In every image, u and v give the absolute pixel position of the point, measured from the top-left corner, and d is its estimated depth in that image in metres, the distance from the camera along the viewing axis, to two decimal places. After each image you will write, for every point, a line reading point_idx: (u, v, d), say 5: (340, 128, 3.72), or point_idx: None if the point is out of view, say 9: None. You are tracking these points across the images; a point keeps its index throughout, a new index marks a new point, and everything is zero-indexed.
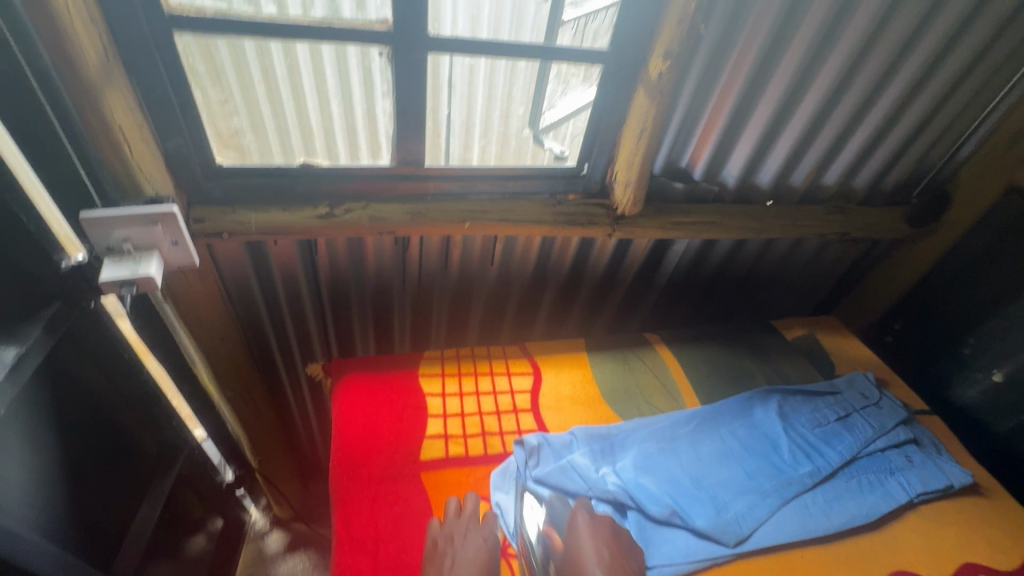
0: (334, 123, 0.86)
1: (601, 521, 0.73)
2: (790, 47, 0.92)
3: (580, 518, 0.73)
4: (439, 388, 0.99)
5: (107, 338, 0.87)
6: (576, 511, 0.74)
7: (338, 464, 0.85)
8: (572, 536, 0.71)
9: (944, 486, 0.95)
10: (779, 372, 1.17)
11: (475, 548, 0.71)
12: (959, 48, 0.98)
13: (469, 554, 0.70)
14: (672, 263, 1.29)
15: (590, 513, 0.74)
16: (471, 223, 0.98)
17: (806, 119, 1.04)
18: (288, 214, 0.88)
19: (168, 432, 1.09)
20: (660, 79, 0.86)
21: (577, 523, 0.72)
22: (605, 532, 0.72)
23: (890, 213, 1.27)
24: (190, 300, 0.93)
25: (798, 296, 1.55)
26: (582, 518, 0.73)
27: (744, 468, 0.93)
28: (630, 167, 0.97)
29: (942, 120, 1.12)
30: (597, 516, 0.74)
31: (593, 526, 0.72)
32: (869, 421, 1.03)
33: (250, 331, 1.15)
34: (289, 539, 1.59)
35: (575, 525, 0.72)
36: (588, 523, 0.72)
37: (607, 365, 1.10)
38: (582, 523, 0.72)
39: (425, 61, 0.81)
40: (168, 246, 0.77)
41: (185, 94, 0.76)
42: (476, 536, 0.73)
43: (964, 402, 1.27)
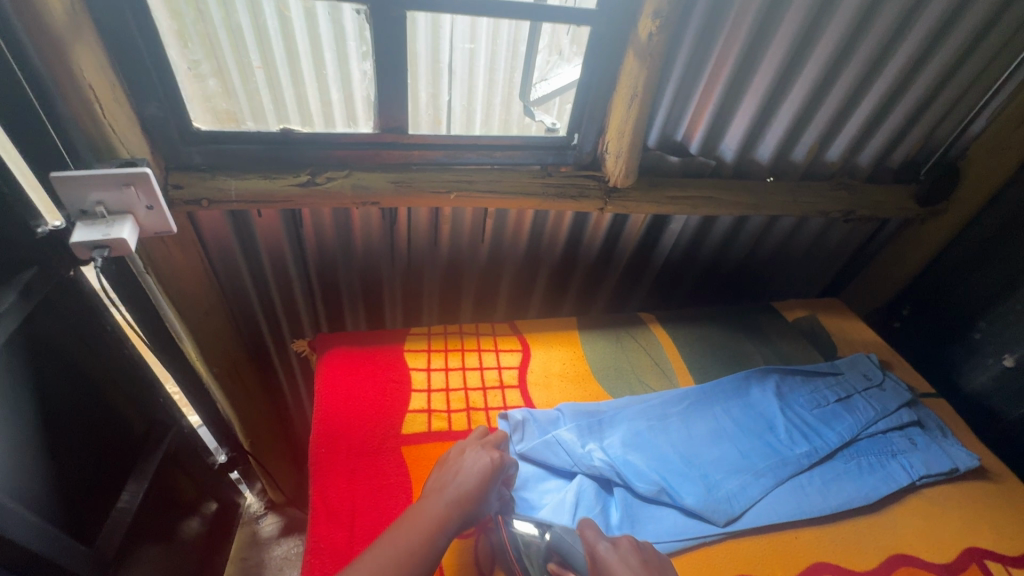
0: (315, 87, 0.85)
1: (625, 547, 0.64)
2: (788, 11, 0.89)
3: (602, 551, 0.63)
4: (424, 363, 0.97)
5: (89, 310, 0.86)
6: (595, 545, 0.64)
7: (318, 437, 0.83)
8: (601, 571, 0.62)
9: (948, 468, 0.91)
10: (778, 353, 1.13)
11: (484, 460, 0.73)
12: (968, 14, 0.94)
13: (479, 464, 0.72)
14: (669, 242, 1.25)
15: (611, 542, 0.65)
16: (457, 194, 0.96)
17: (806, 91, 1.00)
18: (270, 182, 0.87)
19: (156, 409, 1.08)
20: (650, 40, 0.83)
21: (602, 556, 0.63)
22: (637, 558, 0.63)
23: (896, 191, 1.23)
24: (171, 270, 0.92)
25: (802, 280, 1.50)
26: (603, 548, 0.64)
27: (737, 448, 0.89)
28: (622, 136, 0.95)
29: (950, 94, 1.07)
30: (620, 541, 0.65)
31: (620, 556, 0.62)
32: (871, 402, 0.99)
33: (238, 307, 1.14)
34: (283, 523, 1.57)
35: (599, 560, 0.63)
36: (613, 554, 0.63)
37: (598, 344, 1.08)
38: (607, 555, 0.63)
39: (404, 20, 0.80)
40: (144, 210, 0.75)
41: (159, 55, 0.75)
42: (489, 450, 0.75)
43: (973, 389, 1.21)
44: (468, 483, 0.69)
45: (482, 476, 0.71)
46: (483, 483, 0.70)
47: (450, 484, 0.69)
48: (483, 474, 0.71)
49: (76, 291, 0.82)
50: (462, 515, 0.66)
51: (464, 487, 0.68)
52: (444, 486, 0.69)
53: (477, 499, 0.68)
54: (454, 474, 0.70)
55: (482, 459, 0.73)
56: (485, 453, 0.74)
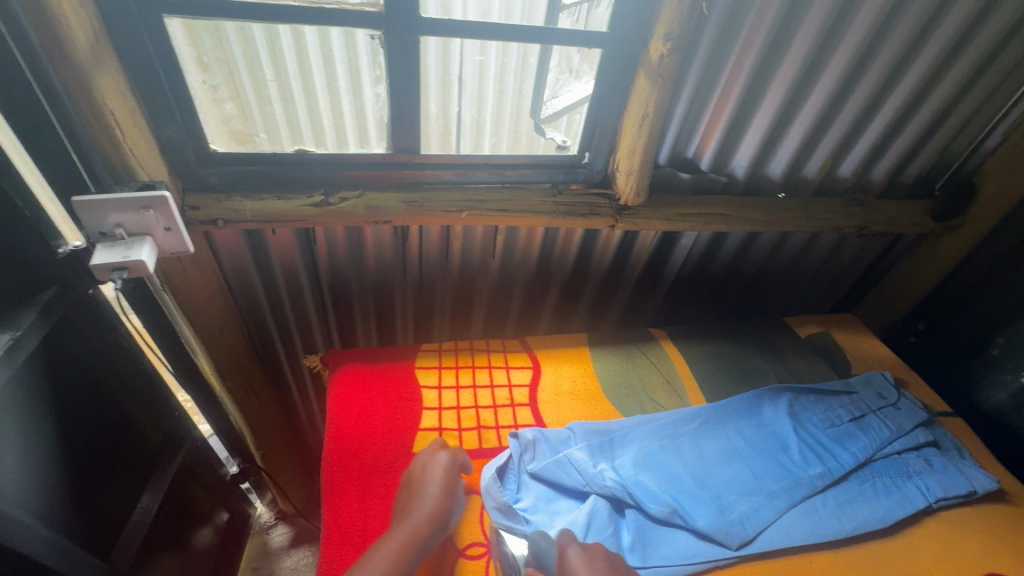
0: (333, 110, 0.86)
1: (595, 552, 0.66)
2: (800, 30, 0.89)
3: (570, 552, 0.66)
4: (435, 381, 0.97)
5: (106, 329, 0.86)
6: (565, 547, 0.67)
7: (331, 455, 0.84)
8: (565, 572, 0.64)
9: (966, 491, 0.89)
10: (791, 370, 1.12)
11: (438, 475, 0.76)
12: (982, 31, 0.93)
13: (434, 479, 0.75)
14: (680, 258, 1.25)
15: (582, 547, 0.67)
16: (468, 213, 0.97)
17: (818, 108, 1.00)
18: (285, 202, 0.88)
19: (171, 422, 1.09)
20: (661, 62, 0.84)
21: (569, 560, 0.65)
22: (603, 564, 0.65)
23: (909, 206, 1.22)
24: (188, 288, 0.93)
25: (815, 294, 1.49)
26: (572, 550, 0.66)
27: (750, 468, 0.89)
28: (632, 155, 0.96)
29: (964, 109, 1.06)
30: (590, 547, 0.67)
31: (587, 559, 0.65)
32: (886, 422, 0.98)
33: (252, 322, 1.15)
34: (293, 534, 1.58)
35: (567, 561, 0.65)
36: (580, 557, 0.65)
37: (610, 360, 1.08)
38: (574, 558, 0.65)
39: (418, 45, 0.81)
40: (162, 232, 0.76)
41: (179, 81, 0.77)
42: (441, 460, 0.78)
43: (991, 406, 1.19)
44: (429, 495, 0.72)
45: (440, 485, 0.74)
46: (439, 493, 0.73)
47: (415, 502, 0.72)
48: (441, 484, 0.74)
49: (96, 309, 0.83)
50: (434, 524, 0.69)
51: (427, 503, 0.71)
52: (408, 505, 0.72)
53: (443, 511, 0.71)
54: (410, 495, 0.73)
55: (436, 471, 0.77)
56: (439, 462, 0.78)
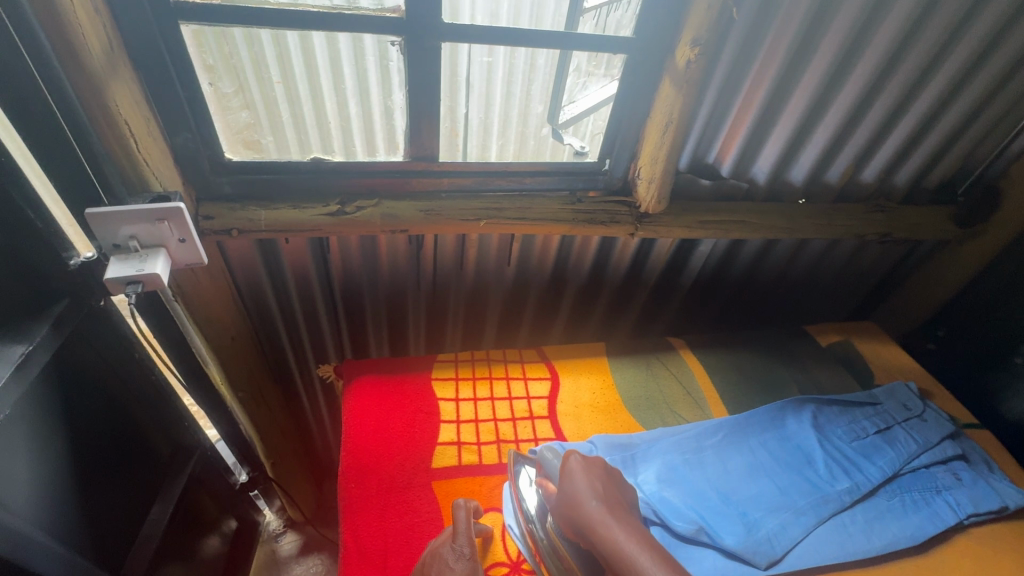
0: (349, 116, 0.84)
1: (593, 462, 0.71)
2: (827, 34, 0.86)
3: (572, 458, 0.70)
4: (452, 393, 0.96)
5: (121, 343, 0.85)
6: (568, 454, 0.72)
7: (348, 470, 0.82)
8: (565, 474, 0.69)
9: (997, 507, 0.87)
10: (813, 380, 1.10)
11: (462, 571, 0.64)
12: (1012, 34, 0.91)
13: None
14: (697, 264, 1.23)
15: (583, 455, 0.72)
16: (486, 221, 0.95)
17: (843, 113, 0.97)
18: (300, 212, 0.86)
19: (181, 432, 1.07)
20: (688, 67, 0.82)
21: (570, 464, 0.70)
22: (601, 472, 0.70)
23: (934, 213, 1.19)
24: (201, 299, 0.91)
25: (833, 301, 1.47)
26: (575, 457, 0.71)
27: (776, 483, 0.86)
28: (655, 162, 0.94)
29: (991, 115, 1.04)
30: (590, 458, 0.72)
31: (586, 464, 0.70)
32: (912, 434, 0.96)
33: (262, 331, 1.13)
34: (302, 541, 1.56)
35: (568, 465, 0.70)
36: (580, 463, 0.70)
37: (628, 371, 1.05)
38: (575, 464, 0.70)
39: (439, 51, 0.79)
40: (176, 243, 0.74)
41: (193, 88, 0.75)
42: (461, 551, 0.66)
43: (1014, 415, 1.17)
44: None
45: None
46: None
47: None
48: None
49: (106, 319, 0.81)
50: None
51: None
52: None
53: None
54: None
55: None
56: (458, 570, 0.64)
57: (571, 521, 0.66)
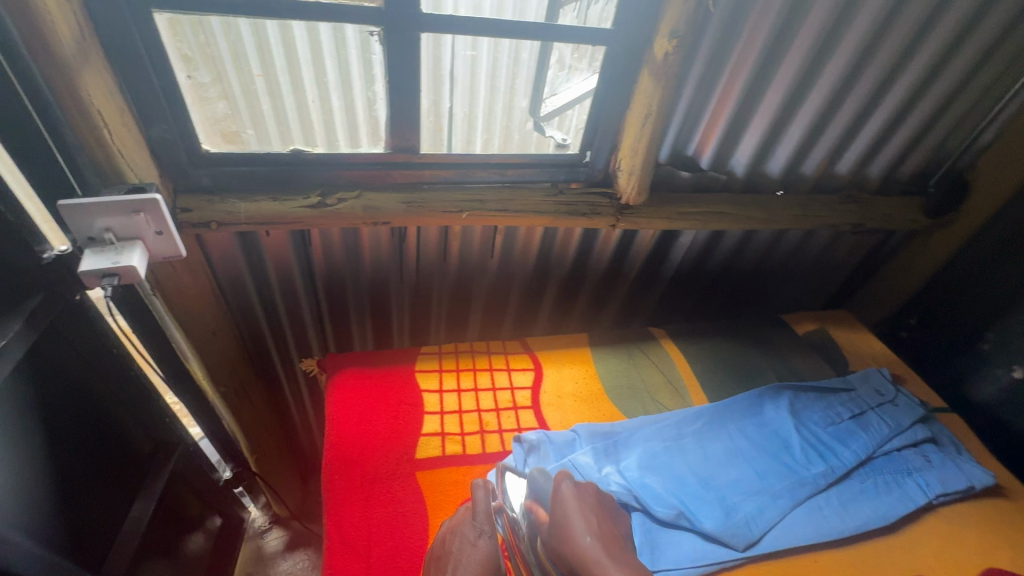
0: (330, 107, 0.84)
1: (585, 489, 0.68)
2: (801, 28, 0.88)
3: (564, 487, 0.66)
4: (436, 384, 0.96)
5: (99, 339, 0.84)
6: (558, 480, 0.68)
7: (332, 463, 0.82)
8: (556, 504, 0.66)
9: (964, 487, 0.90)
10: (791, 368, 1.12)
11: (481, 548, 0.66)
12: (979, 29, 0.93)
13: (476, 551, 0.65)
14: (678, 256, 1.24)
15: (574, 481, 0.68)
16: (468, 213, 0.95)
17: (818, 106, 0.99)
18: (280, 203, 0.86)
19: (162, 428, 1.06)
20: (666, 60, 0.83)
21: (562, 492, 0.66)
22: (593, 501, 0.66)
23: (906, 204, 1.22)
24: (179, 292, 0.90)
25: (811, 291, 1.50)
26: (566, 485, 0.67)
27: (754, 468, 0.89)
28: (635, 154, 0.95)
29: (959, 108, 1.07)
30: (581, 484, 0.69)
31: (578, 494, 0.66)
32: (884, 419, 0.98)
33: (244, 325, 1.12)
34: (288, 538, 1.55)
35: (560, 494, 0.66)
36: (573, 491, 0.66)
37: (610, 361, 1.07)
38: (567, 492, 0.66)
39: (419, 42, 0.79)
40: (153, 236, 0.73)
41: (168, 77, 0.74)
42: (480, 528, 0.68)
43: (981, 399, 1.22)
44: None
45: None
46: None
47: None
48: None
49: (82, 315, 0.79)
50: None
51: None
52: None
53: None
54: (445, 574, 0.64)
55: (476, 557, 0.65)
56: (482, 547, 0.66)
57: (561, 557, 0.63)
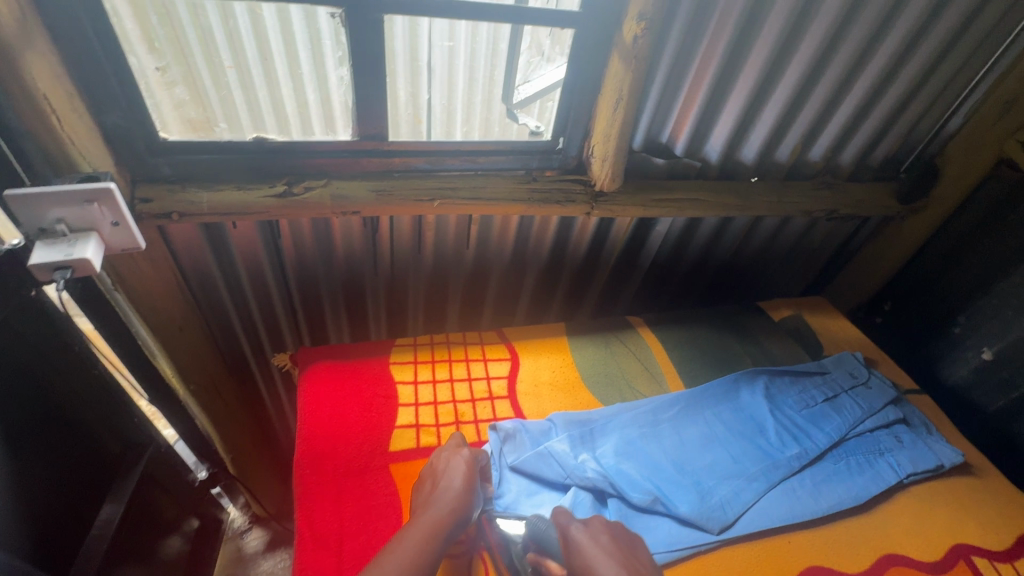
0: (296, 94, 0.82)
1: (595, 526, 0.67)
2: (770, 14, 0.88)
3: (574, 532, 0.66)
4: (411, 376, 0.95)
5: (55, 334, 0.80)
6: (566, 526, 0.67)
7: (303, 457, 0.81)
8: (572, 551, 0.65)
9: (934, 466, 0.92)
10: (766, 354, 1.13)
11: (461, 463, 0.76)
12: (944, 16, 0.94)
13: (457, 466, 0.75)
14: (655, 244, 1.24)
15: (583, 522, 0.68)
16: (441, 202, 0.94)
17: (789, 92, 1.00)
18: (243, 193, 0.84)
19: (132, 429, 1.03)
20: (635, 43, 0.82)
21: (574, 538, 0.66)
22: (608, 537, 0.66)
23: (877, 190, 1.23)
24: (142, 287, 0.87)
25: (787, 278, 1.51)
26: (575, 530, 0.67)
27: (729, 452, 0.89)
28: (608, 140, 0.94)
29: (927, 94, 1.08)
30: (591, 523, 0.68)
31: (591, 534, 0.66)
32: (857, 401, 1.00)
33: (214, 321, 1.09)
34: (268, 538, 1.51)
35: (572, 541, 0.65)
36: (585, 535, 0.66)
37: (588, 350, 1.06)
38: (578, 535, 0.66)
39: (383, 24, 0.77)
40: (109, 227, 0.70)
41: (120, 61, 0.71)
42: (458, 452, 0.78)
43: (954, 382, 1.25)
44: (452, 485, 0.72)
45: (464, 476, 0.74)
46: (463, 489, 0.72)
47: (437, 491, 0.71)
48: (464, 477, 0.73)
49: (40, 312, 0.76)
50: (454, 515, 0.68)
51: (451, 491, 0.71)
52: (429, 497, 0.71)
53: (461, 508, 0.70)
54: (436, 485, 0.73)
55: (460, 467, 0.75)
56: (464, 458, 0.76)
57: None
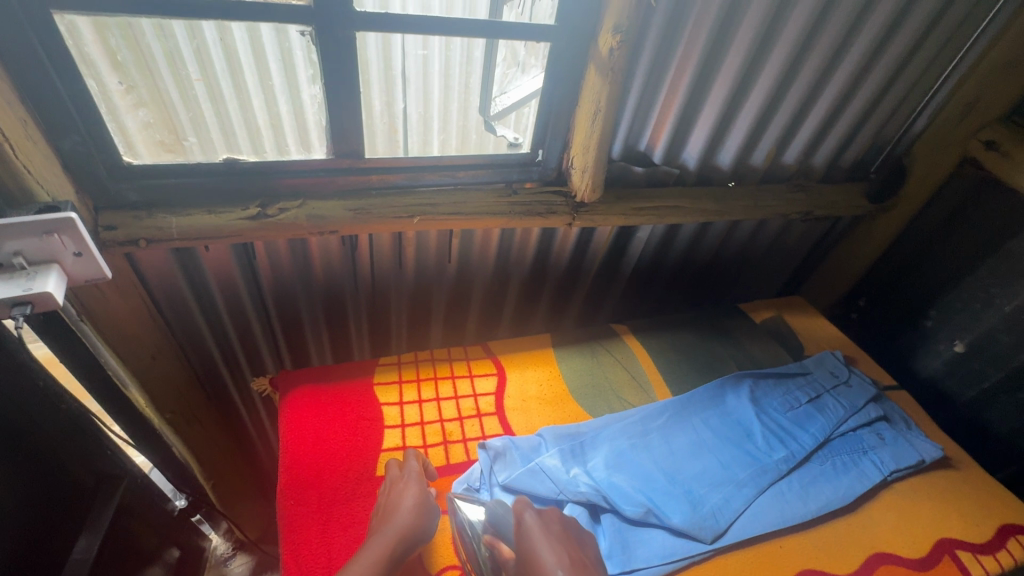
0: (267, 112, 0.80)
1: (549, 519, 0.69)
2: (741, 25, 0.89)
3: (527, 517, 0.67)
4: (396, 397, 0.93)
5: (10, 368, 0.74)
6: (520, 511, 0.69)
7: (286, 487, 0.78)
8: (521, 535, 0.66)
9: (915, 461, 0.94)
10: (749, 356, 1.14)
11: (407, 493, 0.73)
12: (906, 25, 0.97)
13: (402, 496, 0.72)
14: (636, 251, 1.24)
15: (537, 511, 0.69)
16: (420, 218, 0.92)
17: (762, 100, 1.01)
18: (214, 217, 0.81)
19: (104, 460, 0.96)
20: (611, 56, 0.82)
21: (525, 522, 0.67)
22: (556, 527, 0.68)
23: (849, 191, 1.26)
24: (111, 319, 0.83)
25: (766, 280, 1.53)
26: (529, 516, 0.68)
27: (718, 459, 0.89)
28: (586, 151, 0.94)
29: (894, 96, 1.11)
30: (545, 514, 0.70)
31: (543, 524, 0.67)
32: (840, 401, 1.01)
33: (188, 346, 1.05)
34: (253, 563, 1.45)
35: (524, 526, 0.67)
36: (537, 521, 0.67)
37: (574, 361, 1.06)
38: (531, 523, 0.67)
39: (354, 41, 0.76)
40: (71, 257, 0.67)
41: (75, 84, 0.68)
42: (403, 482, 0.75)
43: (929, 374, 1.29)
44: (399, 519, 0.69)
45: (411, 508, 0.71)
46: (406, 521, 0.69)
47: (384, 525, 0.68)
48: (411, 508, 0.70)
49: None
50: (403, 542, 0.67)
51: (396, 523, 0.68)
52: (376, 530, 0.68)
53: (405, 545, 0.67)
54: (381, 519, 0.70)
55: (407, 499, 0.72)
56: (409, 490, 0.73)
57: None
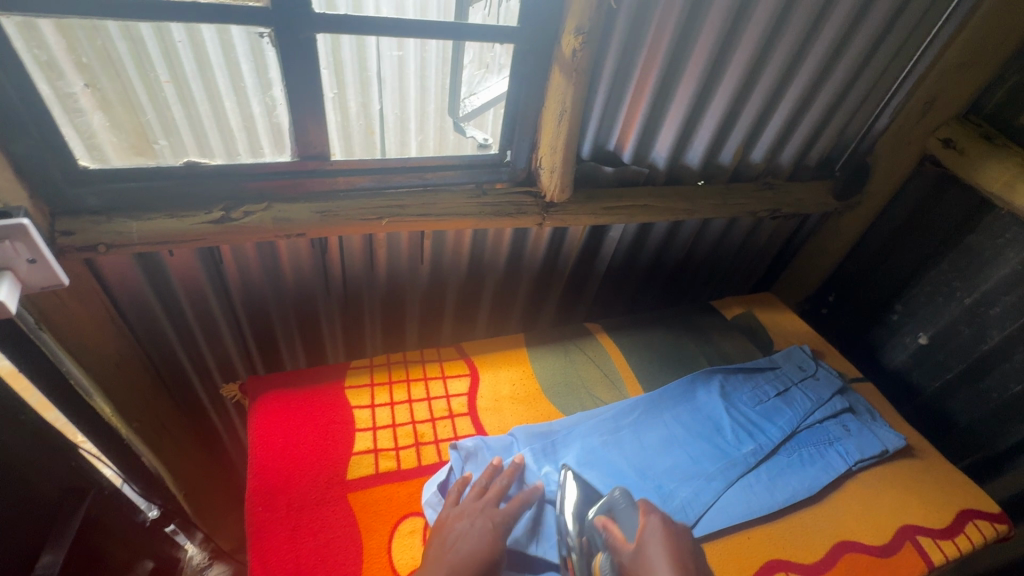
0: (234, 114, 0.79)
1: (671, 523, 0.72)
2: (703, 28, 0.91)
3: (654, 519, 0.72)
4: (367, 400, 0.92)
5: None
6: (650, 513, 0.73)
7: (255, 493, 0.77)
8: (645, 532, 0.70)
9: (879, 451, 0.96)
10: (720, 352, 1.16)
11: (484, 523, 0.70)
12: (862, 28, 1.00)
13: (479, 524, 0.69)
14: (609, 250, 1.26)
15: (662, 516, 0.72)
16: (389, 220, 0.92)
17: (727, 100, 1.03)
18: (177, 221, 0.80)
19: (72, 471, 0.92)
20: (574, 57, 0.83)
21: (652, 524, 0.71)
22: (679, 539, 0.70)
23: (815, 188, 1.29)
24: (70, 326, 0.81)
25: (739, 277, 1.55)
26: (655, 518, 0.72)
27: (689, 453, 0.91)
28: (554, 151, 0.95)
29: (855, 96, 1.14)
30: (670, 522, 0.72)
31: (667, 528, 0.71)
32: (807, 394, 1.03)
33: (155, 352, 1.03)
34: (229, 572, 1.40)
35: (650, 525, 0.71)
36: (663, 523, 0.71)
37: (547, 360, 1.06)
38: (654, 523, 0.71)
39: (315, 44, 0.75)
40: (24, 264, 0.66)
41: (28, 87, 0.66)
42: (485, 514, 0.71)
43: (895, 366, 1.33)
44: (463, 550, 0.66)
45: (478, 544, 0.67)
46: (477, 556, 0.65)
47: (447, 553, 0.66)
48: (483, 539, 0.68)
49: None
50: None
51: (458, 554, 0.65)
52: (440, 555, 0.66)
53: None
54: (445, 543, 0.67)
55: (479, 530, 0.69)
56: (482, 526, 0.69)
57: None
